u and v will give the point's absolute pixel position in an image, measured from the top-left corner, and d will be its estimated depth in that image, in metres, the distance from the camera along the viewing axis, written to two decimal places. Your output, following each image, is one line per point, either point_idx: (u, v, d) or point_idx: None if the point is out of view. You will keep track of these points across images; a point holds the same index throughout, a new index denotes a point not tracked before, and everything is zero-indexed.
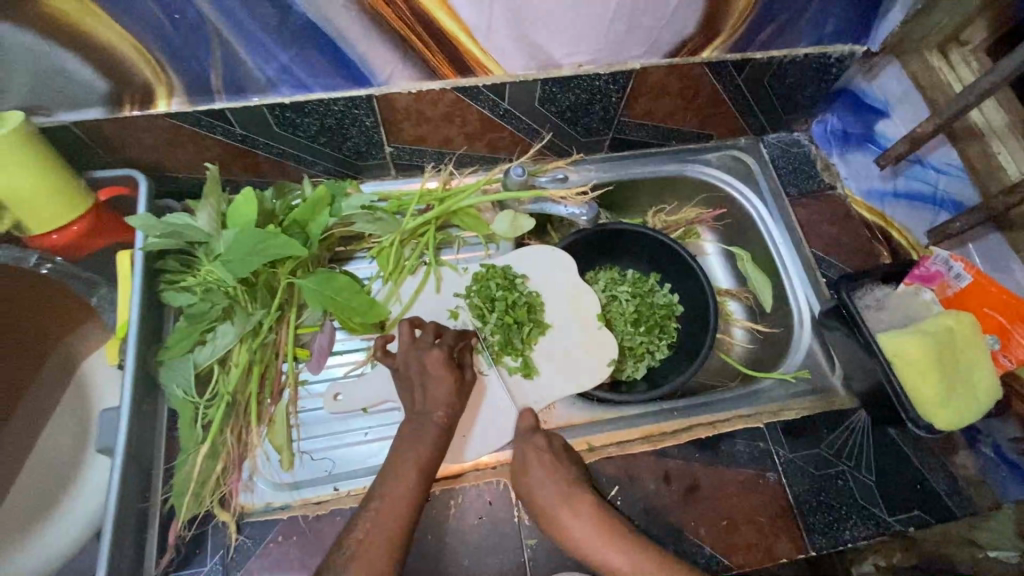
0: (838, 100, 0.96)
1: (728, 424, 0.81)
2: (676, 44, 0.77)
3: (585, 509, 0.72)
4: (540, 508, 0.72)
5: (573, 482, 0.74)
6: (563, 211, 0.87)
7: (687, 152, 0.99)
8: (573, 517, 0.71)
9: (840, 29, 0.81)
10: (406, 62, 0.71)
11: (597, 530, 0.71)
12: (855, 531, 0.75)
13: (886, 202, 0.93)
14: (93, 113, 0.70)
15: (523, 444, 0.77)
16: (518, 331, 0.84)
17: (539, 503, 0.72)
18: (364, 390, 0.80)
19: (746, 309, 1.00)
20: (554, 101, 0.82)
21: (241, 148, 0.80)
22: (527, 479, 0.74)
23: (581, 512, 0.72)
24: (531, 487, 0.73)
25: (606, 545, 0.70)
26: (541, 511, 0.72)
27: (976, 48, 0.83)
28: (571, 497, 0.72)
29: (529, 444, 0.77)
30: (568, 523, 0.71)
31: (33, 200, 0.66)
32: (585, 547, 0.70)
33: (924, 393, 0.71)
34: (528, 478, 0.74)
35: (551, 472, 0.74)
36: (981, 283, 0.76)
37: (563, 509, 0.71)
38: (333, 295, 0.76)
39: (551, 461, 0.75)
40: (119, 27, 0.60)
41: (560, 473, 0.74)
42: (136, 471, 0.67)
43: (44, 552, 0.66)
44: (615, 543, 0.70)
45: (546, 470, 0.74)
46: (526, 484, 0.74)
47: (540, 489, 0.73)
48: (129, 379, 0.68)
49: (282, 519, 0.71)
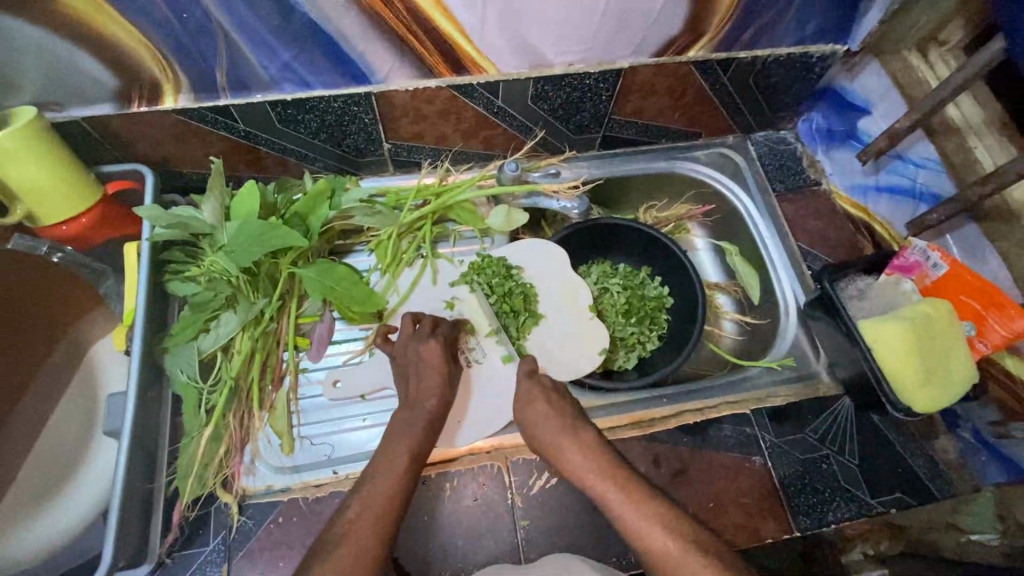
0: (823, 99, 0.99)
1: (715, 411, 0.83)
2: (662, 44, 0.81)
3: (586, 444, 0.73)
4: (543, 440, 0.75)
5: (578, 418, 0.76)
6: (556, 204, 0.91)
7: (676, 149, 1.02)
8: (573, 448, 0.73)
9: (821, 30, 0.84)
10: (403, 61, 0.74)
11: (595, 461, 0.71)
12: (839, 512, 0.77)
13: (869, 196, 0.96)
14: (103, 109, 0.73)
15: (530, 384, 0.79)
16: (514, 319, 0.88)
17: (542, 434, 0.75)
18: (362, 377, 0.82)
19: (735, 302, 1.02)
20: (546, 99, 0.85)
21: (245, 144, 0.82)
22: (532, 411, 0.76)
23: (583, 444, 0.73)
24: (534, 419, 0.75)
25: (602, 474, 0.71)
26: (545, 442, 0.75)
27: (953, 47, 0.88)
28: (573, 429, 0.74)
29: (536, 383, 0.79)
30: (568, 453, 0.73)
31: (45, 191, 0.69)
32: (583, 476, 0.71)
33: (902, 376, 0.74)
34: (533, 412, 0.76)
35: (557, 409, 0.76)
36: (958, 272, 0.79)
37: (565, 439, 0.73)
38: (332, 284, 0.78)
39: (556, 398, 0.77)
40: (129, 26, 0.63)
41: (565, 410, 0.76)
42: (142, 452, 0.70)
43: (53, 530, 0.68)
44: (611, 475, 0.70)
45: (551, 406, 0.76)
46: (530, 417, 0.76)
47: (542, 421, 0.75)
48: (135, 363, 0.71)
49: (283, 500, 0.73)
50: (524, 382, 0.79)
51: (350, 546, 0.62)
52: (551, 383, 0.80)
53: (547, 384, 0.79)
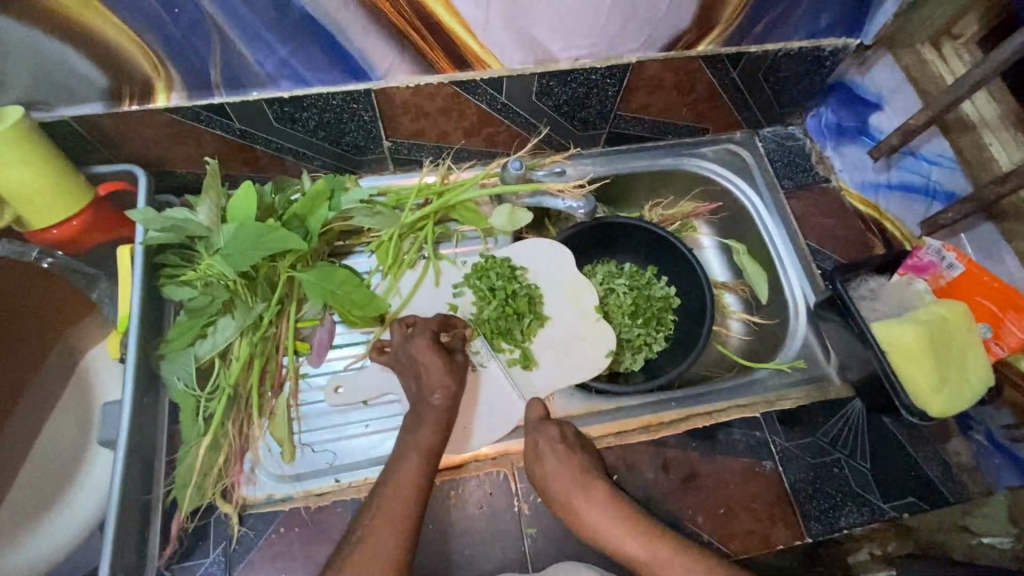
0: (832, 94, 0.97)
1: (724, 414, 0.82)
2: (671, 38, 0.78)
3: (601, 498, 0.72)
4: (559, 500, 0.73)
5: (590, 471, 0.74)
6: (561, 204, 0.88)
7: (683, 145, 1.00)
8: (589, 506, 0.72)
9: (834, 22, 0.82)
10: (404, 57, 0.71)
11: (616, 520, 0.71)
12: (851, 517, 0.76)
13: (881, 192, 0.94)
14: (93, 108, 0.70)
15: (535, 433, 0.77)
16: (518, 321, 0.85)
17: (557, 495, 0.73)
18: (364, 383, 0.80)
19: (742, 301, 1.01)
20: (551, 94, 0.83)
21: (240, 143, 0.80)
22: (542, 470, 0.74)
23: (599, 502, 0.72)
24: (545, 474, 0.74)
25: (626, 532, 0.70)
26: (558, 499, 0.73)
27: (968, 41, 0.84)
28: (586, 483, 0.73)
29: (543, 435, 0.77)
30: (586, 513, 0.71)
31: (34, 194, 0.67)
32: (606, 536, 0.70)
33: (916, 381, 0.73)
34: (544, 470, 0.74)
35: (567, 463, 0.74)
36: (974, 273, 0.78)
37: (580, 499, 0.72)
38: (334, 288, 0.76)
39: (566, 450, 0.75)
40: (118, 21, 0.60)
41: (575, 463, 0.74)
42: (139, 463, 0.68)
43: (50, 543, 0.67)
44: (634, 531, 0.70)
45: (562, 460, 0.74)
46: (542, 472, 0.74)
47: (555, 481, 0.73)
48: (131, 372, 0.68)
49: (284, 510, 0.72)
50: (533, 437, 0.77)
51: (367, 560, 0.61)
52: (560, 432, 0.77)
53: (555, 434, 0.76)
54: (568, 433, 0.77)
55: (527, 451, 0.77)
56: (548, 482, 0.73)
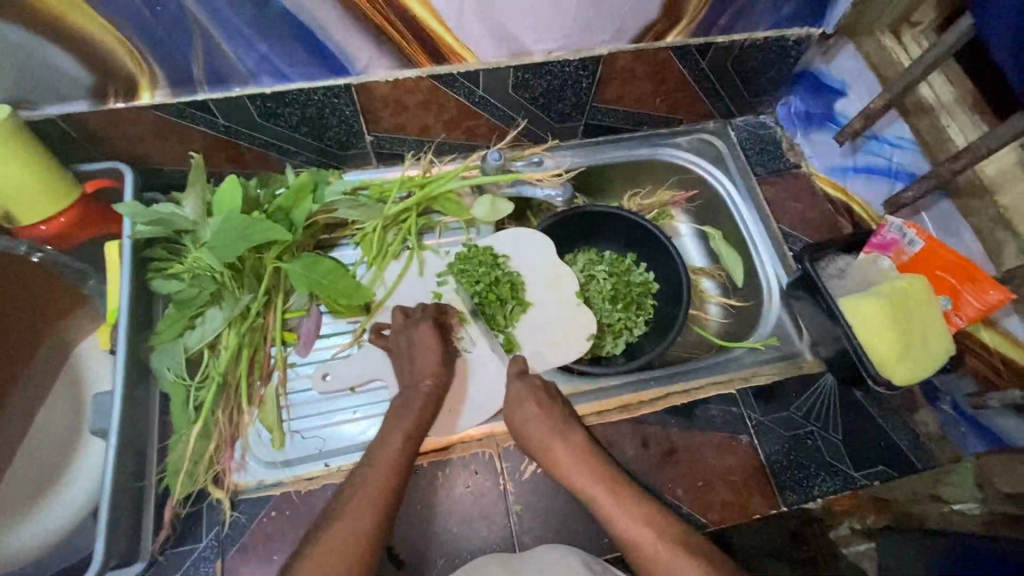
0: (799, 84, 1.01)
1: (702, 391, 0.85)
2: (640, 30, 0.81)
3: (578, 448, 0.75)
4: (533, 441, 0.76)
5: (568, 422, 0.77)
6: (539, 192, 0.92)
7: (658, 136, 1.03)
8: (566, 451, 0.75)
9: (796, 12, 0.85)
10: (382, 51, 0.74)
11: (585, 465, 0.74)
12: (824, 486, 0.79)
13: (848, 176, 0.98)
14: (78, 106, 0.72)
15: (519, 385, 0.80)
16: (501, 308, 0.88)
17: (533, 434, 0.76)
18: (351, 369, 0.82)
19: (720, 286, 1.03)
20: (527, 87, 0.86)
21: (225, 140, 0.82)
22: (522, 413, 0.77)
23: (573, 446, 0.75)
24: (525, 418, 0.76)
25: (596, 478, 0.73)
26: (534, 441, 0.76)
27: (925, 27, 0.88)
28: (565, 432, 0.76)
29: (528, 384, 0.80)
30: (560, 456, 0.74)
31: (22, 190, 0.69)
32: (575, 477, 0.73)
33: (882, 351, 0.76)
34: (523, 413, 0.77)
35: (546, 409, 0.77)
36: (933, 248, 0.81)
37: (556, 441, 0.75)
38: (320, 278, 0.78)
39: (547, 401, 0.78)
40: (100, 19, 0.62)
41: (555, 412, 0.77)
42: (130, 451, 0.69)
43: (46, 530, 0.68)
44: (602, 480, 0.73)
45: (542, 410, 0.77)
46: (521, 416, 0.77)
47: (533, 421, 0.76)
48: (121, 362, 0.70)
49: (275, 494, 0.74)
50: (514, 385, 0.80)
51: (351, 526, 0.63)
52: (542, 383, 0.80)
53: (537, 384, 0.80)
54: (552, 387, 0.81)
55: (507, 398, 0.80)
56: (529, 430, 0.76)
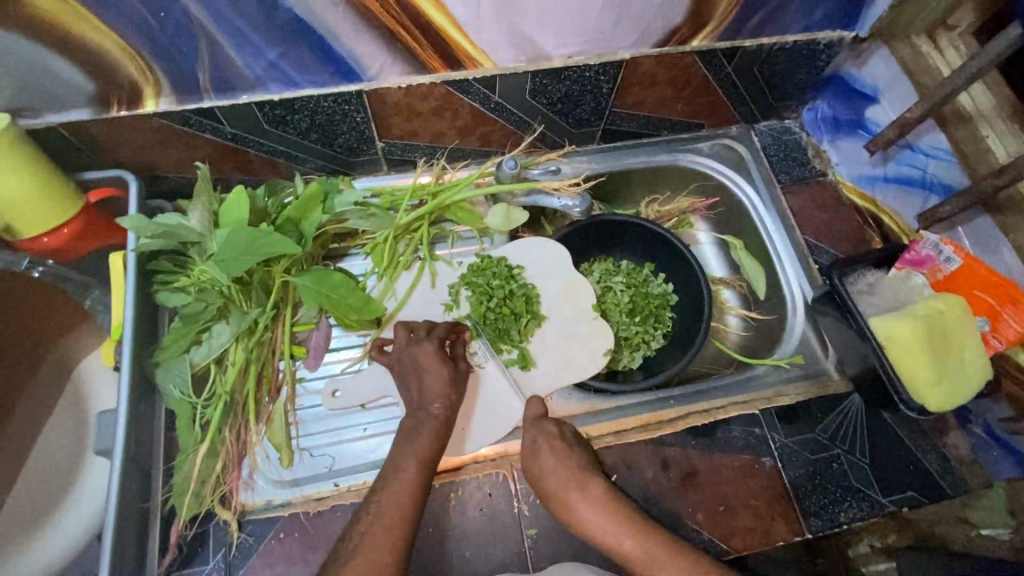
0: (829, 87, 0.96)
1: (723, 411, 0.82)
2: (666, 34, 0.77)
3: (600, 496, 0.72)
4: (553, 495, 0.72)
5: (586, 470, 0.73)
6: (556, 202, 0.88)
7: (678, 141, 0.99)
8: (587, 503, 0.71)
9: (829, 15, 0.81)
10: (395, 57, 0.71)
11: (610, 516, 0.70)
12: (851, 512, 0.76)
13: (877, 186, 0.94)
14: (81, 114, 0.69)
15: (534, 431, 0.77)
16: (515, 322, 0.85)
17: (552, 487, 0.72)
18: (361, 386, 0.80)
19: (740, 297, 1.00)
20: (544, 92, 0.82)
21: (232, 147, 0.79)
22: (538, 463, 0.74)
23: (592, 499, 0.71)
24: (541, 470, 0.73)
25: (621, 529, 0.69)
26: (554, 494, 0.72)
27: (964, 31, 0.83)
28: (585, 481, 0.72)
29: (540, 432, 0.76)
30: (581, 509, 0.71)
31: (25, 203, 0.66)
32: (599, 529, 0.70)
33: (915, 375, 0.73)
34: (540, 464, 0.74)
35: (564, 461, 0.73)
36: (971, 266, 0.77)
37: (575, 496, 0.71)
38: (329, 292, 0.76)
39: (562, 448, 0.74)
40: (103, 26, 0.60)
41: (571, 461, 0.73)
42: (136, 473, 0.67)
43: (51, 553, 0.66)
44: (630, 530, 0.69)
45: (558, 458, 0.73)
46: (539, 469, 0.74)
47: (550, 473, 0.73)
48: (125, 380, 0.68)
49: (283, 516, 0.72)
50: (529, 434, 0.76)
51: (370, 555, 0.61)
52: (558, 429, 0.77)
53: (552, 430, 0.76)
54: (569, 433, 0.77)
55: (524, 446, 0.76)
56: (550, 484, 0.72)
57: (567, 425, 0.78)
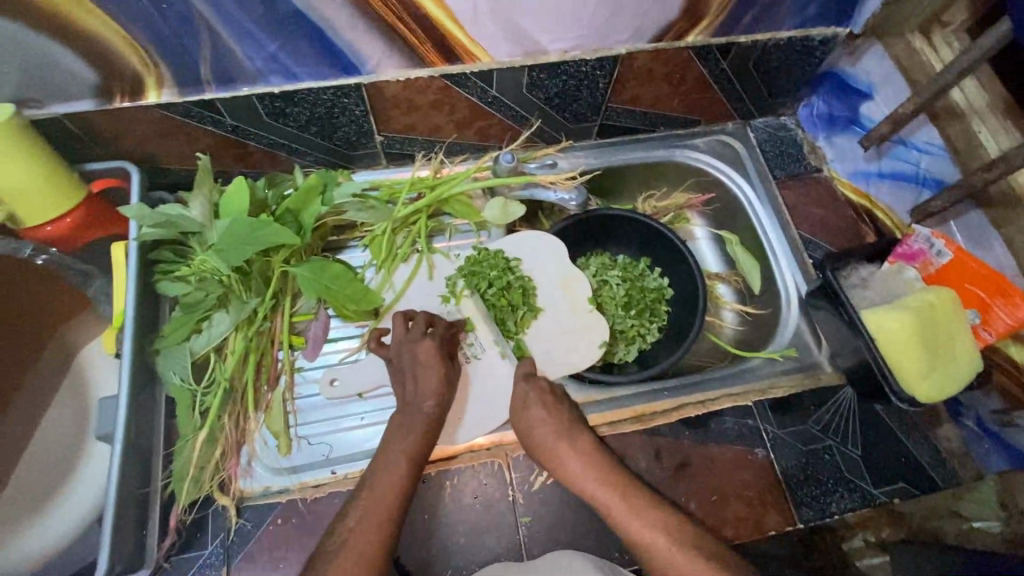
0: (823, 84, 0.97)
1: (717, 403, 0.82)
2: (661, 29, 0.78)
3: (584, 449, 0.74)
4: (541, 445, 0.74)
5: (575, 424, 0.76)
6: (553, 195, 0.88)
7: (675, 137, 1.00)
8: (572, 454, 0.73)
9: (823, 12, 0.82)
10: (393, 51, 0.72)
11: (593, 469, 0.72)
12: (842, 503, 0.77)
13: (872, 182, 0.95)
14: (84, 105, 0.70)
15: (525, 386, 0.79)
16: (512, 313, 0.86)
17: (538, 439, 0.75)
18: (359, 376, 0.81)
19: (736, 292, 1.01)
20: (541, 87, 0.83)
21: (233, 139, 0.80)
22: (526, 417, 0.76)
23: (579, 450, 0.74)
24: (529, 423, 0.76)
25: (601, 480, 0.72)
26: (540, 446, 0.75)
27: (957, 28, 0.84)
28: (571, 435, 0.74)
29: (534, 387, 0.79)
30: (565, 460, 0.73)
31: (28, 191, 0.68)
32: (580, 481, 0.72)
33: (905, 367, 0.74)
34: (528, 416, 0.76)
35: (553, 415, 0.76)
36: (963, 260, 0.78)
37: (563, 447, 0.73)
38: (328, 283, 0.77)
39: (554, 404, 0.77)
40: (106, 17, 0.61)
41: (562, 414, 0.76)
42: (135, 458, 0.68)
43: (52, 536, 0.68)
44: (611, 483, 0.71)
45: (549, 412, 0.76)
46: (527, 422, 0.76)
47: (538, 426, 0.75)
48: (126, 366, 0.69)
49: (281, 502, 0.73)
50: (520, 388, 0.79)
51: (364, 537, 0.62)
52: (549, 386, 0.79)
53: (545, 387, 0.79)
54: (559, 391, 0.80)
55: (513, 401, 0.79)
56: (538, 435, 0.75)
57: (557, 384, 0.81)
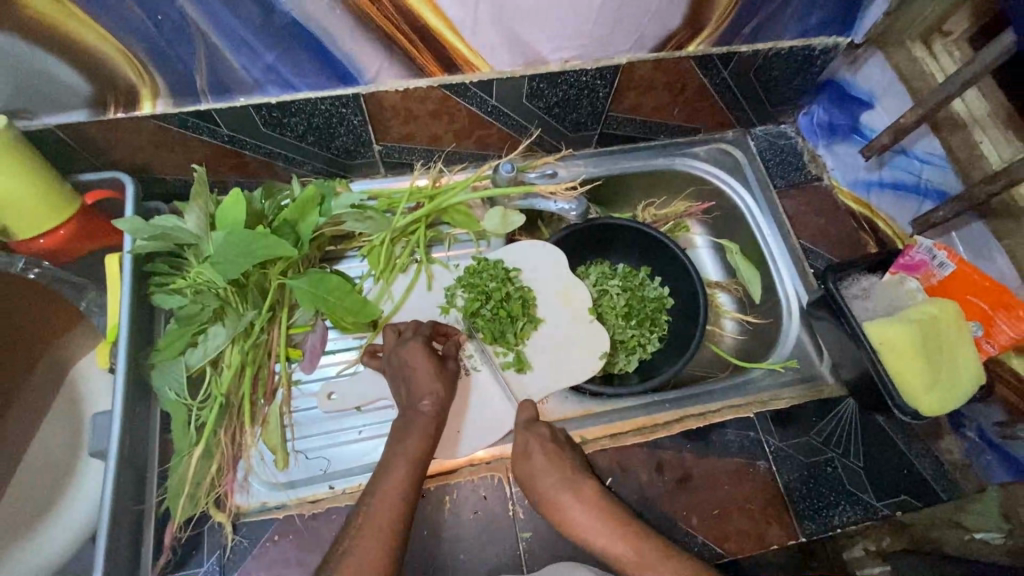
0: (823, 92, 0.97)
1: (718, 415, 0.82)
2: (662, 38, 0.78)
3: (591, 498, 0.72)
4: (546, 497, 0.72)
5: (578, 470, 0.74)
6: (553, 206, 0.88)
7: (674, 145, 1.00)
8: (578, 505, 0.71)
9: (824, 22, 0.82)
10: (391, 60, 0.71)
11: (602, 520, 0.70)
12: (844, 516, 0.76)
13: (872, 191, 0.95)
14: (78, 116, 0.69)
15: (525, 433, 0.77)
16: (511, 325, 0.84)
17: (542, 489, 0.72)
18: (357, 389, 0.80)
19: (736, 301, 1.00)
20: (541, 97, 0.82)
21: (228, 149, 0.79)
22: (529, 466, 0.74)
23: (584, 499, 0.72)
24: (533, 473, 0.73)
25: (612, 532, 0.69)
26: (546, 499, 0.72)
27: (959, 37, 0.82)
28: (575, 482, 0.72)
29: (532, 434, 0.76)
30: (573, 511, 0.71)
31: (20, 204, 0.66)
32: (590, 532, 0.70)
33: (908, 378, 0.73)
34: (532, 466, 0.74)
35: (556, 462, 0.73)
36: (966, 272, 0.77)
37: (565, 496, 0.71)
38: (324, 295, 0.76)
39: (555, 450, 0.75)
40: (100, 28, 0.60)
41: (563, 461, 0.74)
42: (129, 475, 0.67)
43: (43, 555, 0.66)
44: (622, 533, 0.69)
45: (550, 458, 0.74)
46: (529, 472, 0.74)
47: (541, 475, 0.73)
48: (120, 382, 0.68)
49: (278, 518, 0.72)
50: (521, 436, 0.77)
51: (361, 553, 0.61)
52: (550, 433, 0.77)
53: (545, 435, 0.76)
54: (560, 434, 0.77)
55: (515, 449, 0.77)
56: (543, 486, 0.72)
57: (559, 430, 0.78)
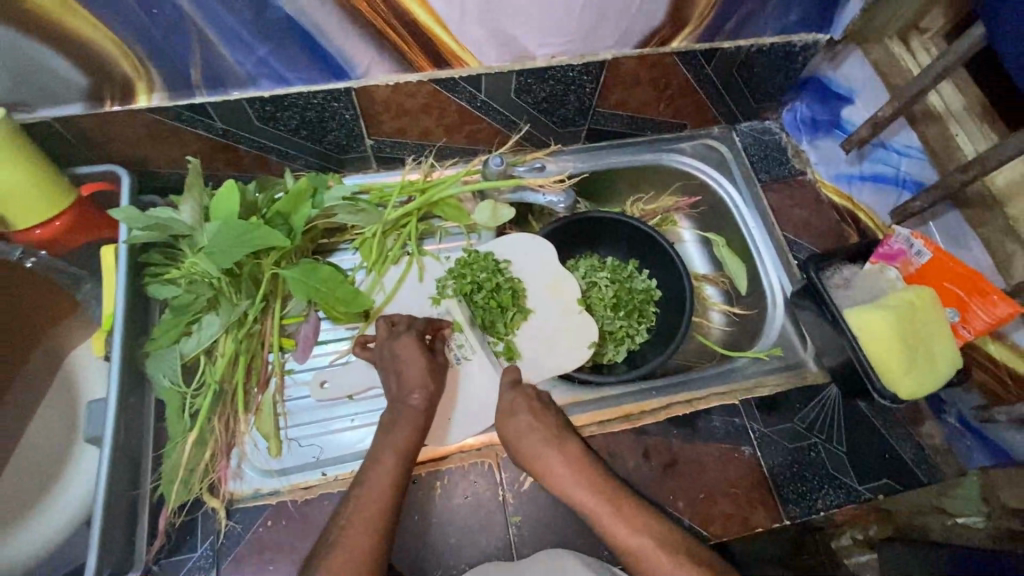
0: (805, 89, 0.99)
1: (705, 402, 0.84)
2: (646, 34, 0.80)
3: (573, 458, 0.75)
4: (529, 453, 0.75)
5: (562, 431, 0.77)
6: (542, 198, 0.90)
7: (662, 141, 1.02)
8: (561, 462, 0.74)
9: (804, 19, 0.84)
10: (382, 55, 0.73)
11: (581, 476, 0.73)
12: (827, 499, 0.78)
13: (854, 184, 0.96)
14: (74, 109, 0.71)
15: (513, 394, 0.79)
16: (502, 315, 0.86)
17: (525, 447, 0.75)
18: (349, 378, 0.81)
19: (723, 293, 1.03)
20: (529, 92, 0.84)
21: (223, 142, 0.81)
22: (515, 425, 0.76)
23: (568, 456, 0.75)
24: (518, 431, 0.76)
25: (588, 486, 0.73)
26: (529, 457, 0.75)
27: (934, 34, 0.87)
28: (560, 442, 0.76)
29: (519, 394, 0.80)
30: (554, 467, 0.74)
31: (17, 195, 0.68)
32: (569, 488, 0.73)
33: (885, 363, 0.75)
34: (516, 423, 0.76)
35: (541, 422, 0.77)
36: (941, 260, 0.80)
37: (549, 451, 0.74)
38: (317, 285, 0.77)
39: (540, 409, 0.78)
40: (98, 23, 0.61)
41: (548, 421, 0.77)
42: (124, 461, 0.68)
43: (39, 540, 0.67)
44: (599, 493, 0.72)
45: (535, 418, 0.77)
46: (514, 429, 0.76)
47: (527, 433, 0.75)
48: (115, 370, 0.69)
49: (271, 504, 0.73)
50: (507, 395, 0.79)
51: (355, 537, 0.63)
52: (536, 395, 0.80)
53: (532, 394, 0.80)
54: (545, 397, 0.81)
55: (499, 408, 0.79)
56: (528, 443, 0.75)
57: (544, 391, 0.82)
